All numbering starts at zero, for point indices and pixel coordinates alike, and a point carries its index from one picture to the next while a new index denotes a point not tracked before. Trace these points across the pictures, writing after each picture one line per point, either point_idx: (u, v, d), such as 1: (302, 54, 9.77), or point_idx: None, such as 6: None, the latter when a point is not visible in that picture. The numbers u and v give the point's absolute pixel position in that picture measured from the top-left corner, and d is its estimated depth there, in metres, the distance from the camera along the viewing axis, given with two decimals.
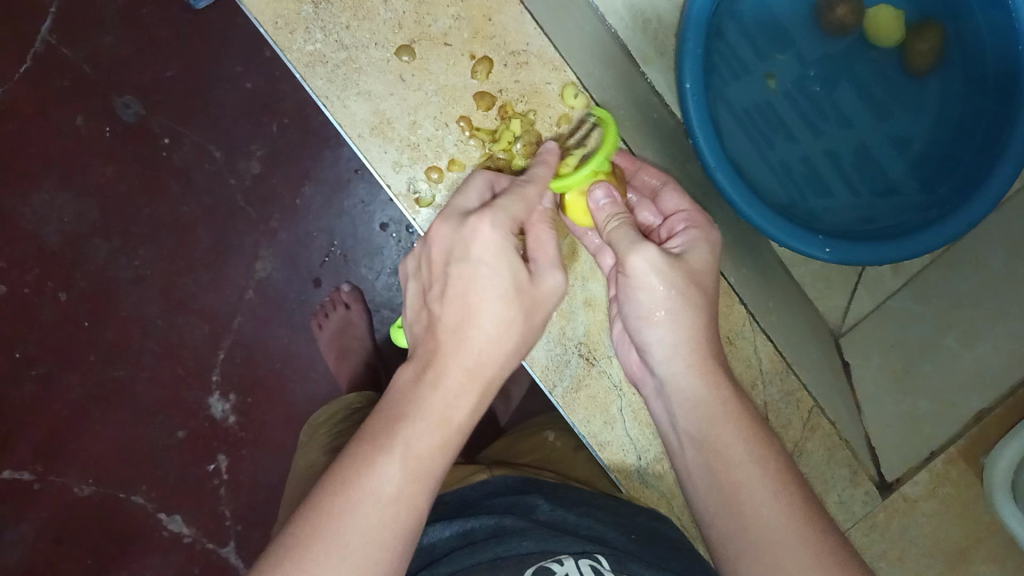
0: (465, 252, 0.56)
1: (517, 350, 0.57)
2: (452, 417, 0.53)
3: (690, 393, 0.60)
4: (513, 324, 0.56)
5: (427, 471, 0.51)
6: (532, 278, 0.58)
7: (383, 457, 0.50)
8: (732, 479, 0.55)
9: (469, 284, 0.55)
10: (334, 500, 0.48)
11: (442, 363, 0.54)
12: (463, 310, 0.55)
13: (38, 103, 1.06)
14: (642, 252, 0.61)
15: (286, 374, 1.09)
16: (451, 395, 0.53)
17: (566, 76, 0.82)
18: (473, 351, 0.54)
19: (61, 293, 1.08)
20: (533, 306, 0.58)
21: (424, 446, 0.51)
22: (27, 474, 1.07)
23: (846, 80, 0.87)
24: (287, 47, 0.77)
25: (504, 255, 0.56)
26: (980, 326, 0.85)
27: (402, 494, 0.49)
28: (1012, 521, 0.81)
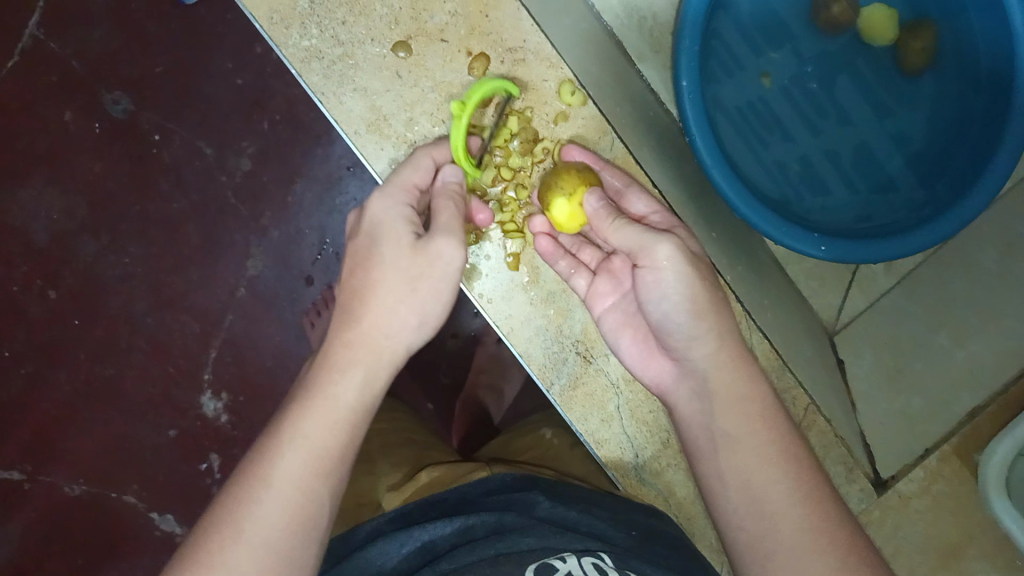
0: (355, 239, 0.64)
1: (402, 330, 0.62)
2: (338, 393, 0.59)
3: (725, 392, 0.62)
4: (396, 313, 0.62)
5: (320, 444, 0.56)
6: (414, 244, 0.63)
7: (275, 439, 0.56)
8: (761, 481, 0.59)
9: (357, 269, 0.63)
10: (241, 478, 0.55)
11: (328, 348, 0.61)
12: (351, 300, 0.62)
13: (25, 98, 1.04)
14: (664, 244, 0.62)
15: (277, 372, 1.08)
16: (340, 376, 0.59)
17: (563, 73, 0.81)
18: (353, 335, 0.61)
19: (49, 291, 1.06)
20: (420, 273, 0.62)
21: (314, 424, 0.57)
22: (16, 473, 1.06)
23: (841, 79, 0.88)
24: (283, 43, 0.77)
25: (386, 233, 0.63)
26: (972, 323, 0.87)
27: (296, 473, 0.55)
28: (1005, 518, 0.81)
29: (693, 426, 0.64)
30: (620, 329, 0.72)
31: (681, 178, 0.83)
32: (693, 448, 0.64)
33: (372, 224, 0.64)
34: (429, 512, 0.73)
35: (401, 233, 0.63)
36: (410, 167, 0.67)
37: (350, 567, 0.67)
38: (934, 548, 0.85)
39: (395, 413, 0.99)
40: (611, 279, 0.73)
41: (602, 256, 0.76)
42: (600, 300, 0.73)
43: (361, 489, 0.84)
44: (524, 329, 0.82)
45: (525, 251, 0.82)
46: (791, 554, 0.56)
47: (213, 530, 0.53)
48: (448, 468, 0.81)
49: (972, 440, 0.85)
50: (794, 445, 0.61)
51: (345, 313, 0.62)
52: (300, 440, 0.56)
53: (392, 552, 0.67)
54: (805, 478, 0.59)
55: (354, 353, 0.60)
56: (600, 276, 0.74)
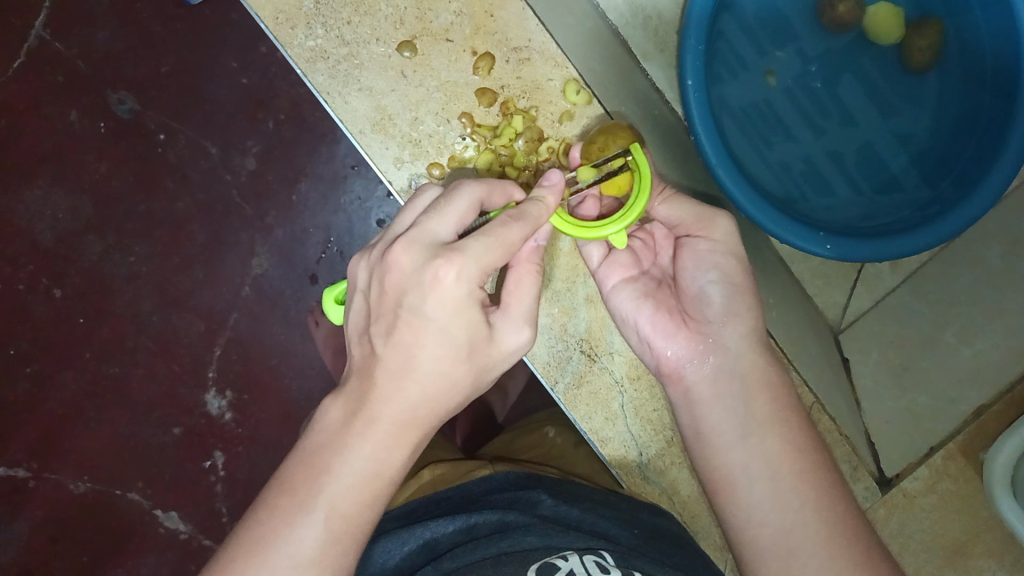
0: (420, 309, 0.52)
1: (450, 410, 0.57)
2: (378, 474, 0.53)
3: (753, 374, 0.63)
4: (451, 395, 0.56)
5: (351, 528, 0.52)
6: (489, 337, 0.56)
7: (301, 515, 0.51)
8: (790, 467, 0.59)
9: (415, 344, 0.53)
10: (257, 546, 0.51)
11: (373, 415, 0.53)
12: (402, 372, 0.53)
13: (30, 97, 1.05)
14: (722, 220, 0.65)
15: (281, 370, 1.08)
16: (382, 456, 0.53)
17: (568, 72, 0.81)
18: (402, 413, 0.54)
19: (55, 289, 1.07)
20: (484, 366, 0.56)
21: (348, 506, 0.52)
22: (22, 471, 1.07)
23: (846, 78, 0.88)
24: (288, 43, 0.77)
25: (464, 321, 0.53)
26: (979, 322, 0.86)
27: (325, 556, 0.51)
28: (1012, 517, 0.80)
29: (707, 408, 0.63)
30: (637, 305, 0.67)
31: (688, 178, 0.84)
32: (715, 429, 0.62)
33: (448, 306, 0.52)
34: (432, 509, 0.73)
35: (479, 324, 0.54)
36: (498, 244, 0.53)
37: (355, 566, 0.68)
38: (939, 547, 0.85)
39: None
40: (633, 254, 0.69)
41: None
42: (618, 273, 0.69)
43: None
44: None
45: None
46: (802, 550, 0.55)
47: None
48: (450, 466, 0.81)
49: (978, 438, 0.85)
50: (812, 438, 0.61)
51: (394, 379, 0.53)
52: (331, 522, 0.52)
53: (395, 550, 0.68)
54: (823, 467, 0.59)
55: (400, 431, 0.54)
56: (619, 249, 0.69)
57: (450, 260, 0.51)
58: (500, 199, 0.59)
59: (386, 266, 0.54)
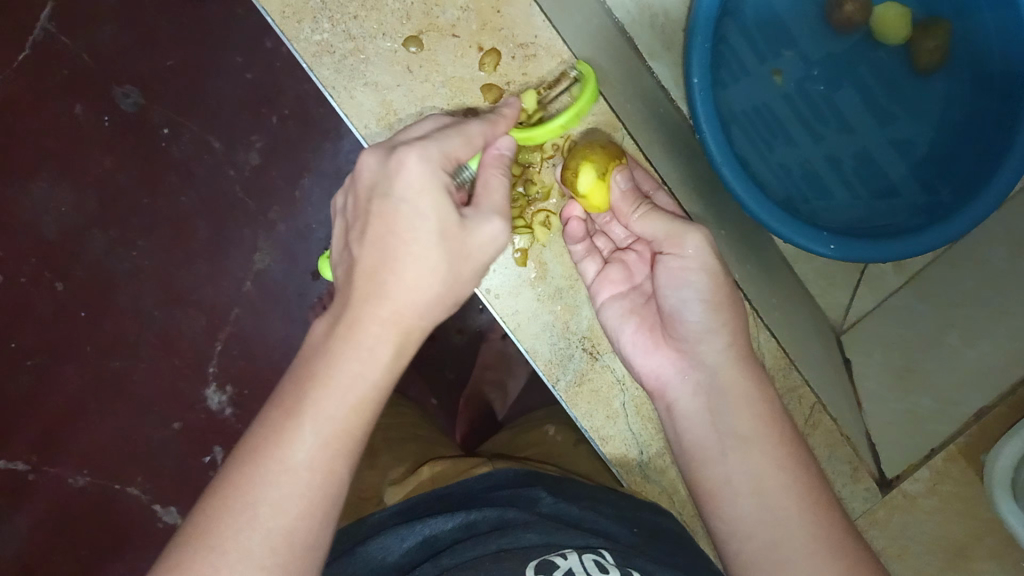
0: (389, 197, 0.53)
1: (434, 306, 0.54)
2: (366, 373, 0.50)
3: (734, 389, 0.62)
4: (430, 286, 0.53)
5: (344, 431, 0.49)
6: (461, 223, 0.55)
7: (290, 422, 0.48)
8: (774, 481, 0.58)
9: (386, 234, 0.53)
10: (246, 462, 0.47)
11: (354, 317, 0.51)
12: (379, 263, 0.52)
13: (35, 91, 1.05)
14: (693, 236, 0.64)
15: (283, 367, 1.08)
16: (367, 352, 0.51)
17: (574, 70, 0.81)
18: (382, 303, 0.52)
19: (58, 283, 1.07)
20: (460, 252, 0.55)
21: (339, 409, 0.49)
22: (22, 464, 1.07)
23: (848, 81, 0.88)
24: (294, 38, 0.77)
25: (432, 203, 0.53)
26: (982, 325, 0.84)
27: (319, 459, 0.48)
28: (1012, 519, 0.81)
29: (695, 425, 0.64)
30: (624, 318, 0.72)
31: (689, 173, 0.83)
32: (699, 441, 0.63)
33: (414, 190, 0.53)
34: (432, 506, 0.73)
35: (450, 210, 0.54)
36: (461, 137, 0.57)
37: (353, 561, 0.67)
38: (940, 550, 0.85)
39: (400, 407, 0.99)
40: (623, 269, 0.73)
41: (615, 245, 0.76)
42: (610, 287, 0.74)
43: (366, 482, 0.84)
44: (531, 324, 0.82)
45: (531, 248, 0.82)
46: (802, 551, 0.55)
47: (215, 525, 0.45)
48: (450, 463, 0.81)
49: (980, 441, 0.86)
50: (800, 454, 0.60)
51: (370, 273, 0.52)
52: (321, 425, 0.48)
53: (394, 546, 0.68)
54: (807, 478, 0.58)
55: (384, 324, 0.52)
56: (612, 264, 0.74)
57: (414, 147, 0.53)
58: (503, 127, 0.62)
59: (355, 174, 0.56)
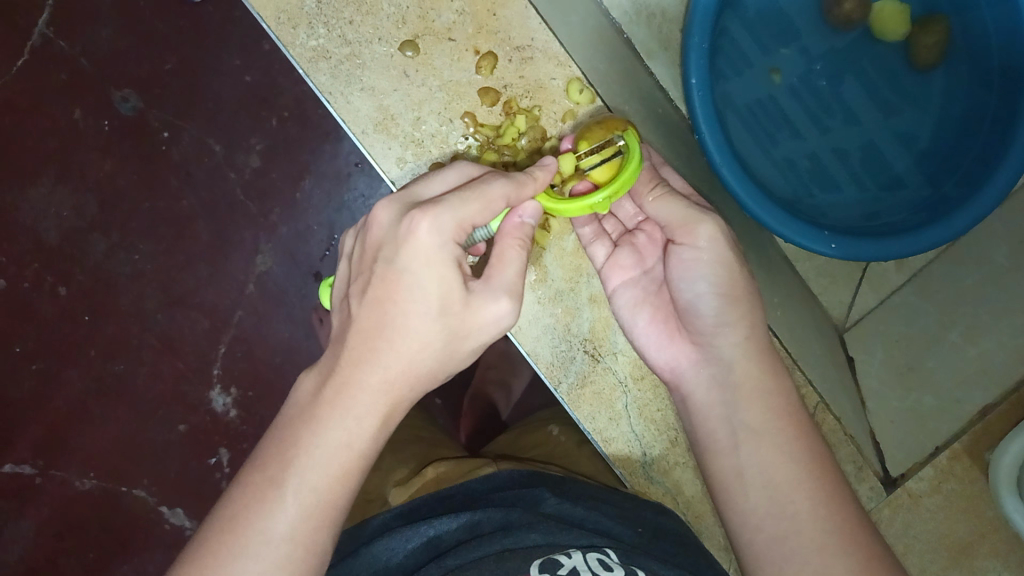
0: (393, 263, 0.53)
1: (425, 378, 0.56)
2: (349, 445, 0.53)
3: (747, 383, 0.62)
4: (424, 362, 0.55)
5: (324, 504, 0.52)
6: (463, 300, 0.55)
7: (272, 492, 0.51)
8: (784, 476, 0.58)
9: (387, 301, 0.53)
10: (231, 528, 0.51)
11: (344, 383, 0.53)
12: (376, 331, 0.53)
13: (34, 96, 1.05)
14: (705, 225, 0.63)
15: (286, 369, 1.08)
16: (352, 426, 0.53)
17: (571, 72, 0.81)
18: (374, 377, 0.53)
19: (60, 288, 1.07)
20: (458, 330, 0.55)
21: (320, 481, 0.52)
22: (28, 468, 1.07)
23: (851, 75, 0.87)
24: (290, 43, 0.77)
25: (437, 278, 0.53)
26: (983, 321, 0.86)
27: (297, 532, 0.51)
28: (1017, 516, 0.80)
29: (709, 418, 0.64)
30: (635, 308, 0.71)
31: (690, 173, 0.83)
32: (710, 435, 0.63)
33: (420, 261, 0.53)
34: (435, 508, 0.73)
35: (454, 283, 0.54)
36: (480, 203, 0.54)
37: (358, 563, 0.67)
38: (945, 547, 0.84)
39: None
40: (634, 253, 0.71)
41: (624, 229, 0.74)
42: (620, 273, 0.72)
43: (370, 484, 0.84)
44: (532, 328, 0.82)
45: (532, 251, 0.82)
46: (811, 551, 0.55)
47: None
48: (453, 464, 0.81)
49: (983, 437, 0.85)
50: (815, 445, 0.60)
51: (366, 338, 0.54)
52: (303, 497, 0.51)
53: (398, 547, 0.67)
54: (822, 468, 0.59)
55: (371, 398, 0.54)
56: (621, 249, 0.72)
57: (425, 213, 0.52)
58: (530, 191, 0.58)
59: (368, 226, 0.55)
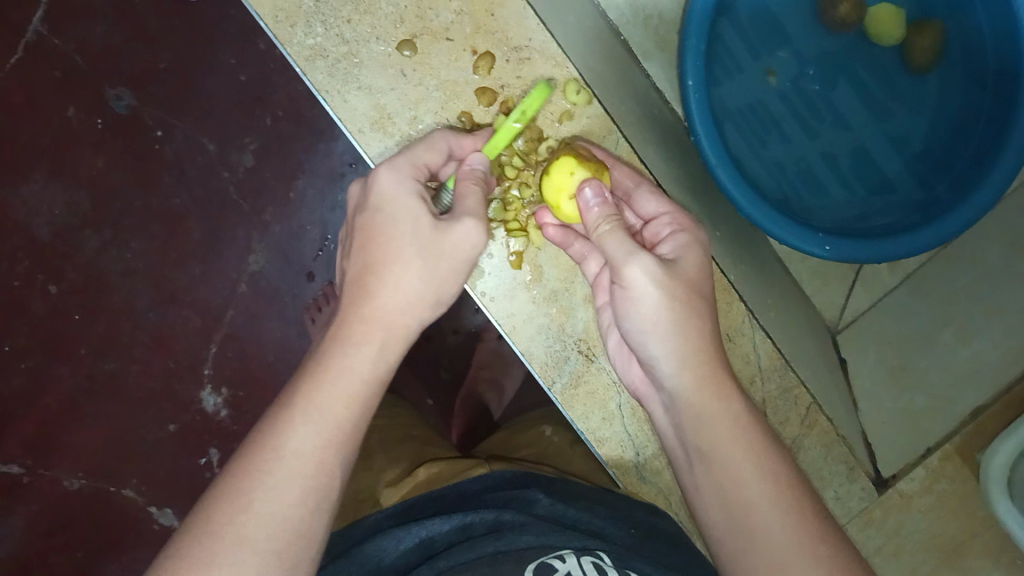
0: (366, 209, 0.61)
1: (418, 305, 0.60)
2: (354, 368, 0.56)
3: (693, 408, 0.61)
4: (411, 287, 0.60)
5: (336, 420, 0.53)
6: (434, 223, 0.61)
7: (287, 412, 0.53)
8: (739, 495, 0.57)
9: (362, 244, 0.61)
10: (248, 455, 0.51)
11: (340, 320, 0.59)
12: (363, 272, 0.60)
13: (26, 92, 1.04)
14: (638, 262, 0.62)
15: (278, 368, 1.08)
16: (353, 352, 0.56)
17: (567, 72, 0.81)
18: (369, 310, 0.59)
19: (50, 285, 1.06)
20: (438, 253, 0.61)
21: (331, 399, 0.54)
22: (16, 468, 1.06)
23: (844, 81, 0.89)
24: (287, 41, 0.77)
25: (405, 208, 0.61)
26: (977, 322, 0.86)
27: (312, 447, 0.52)
28: (1009, 518, 0.81)
29: (669, 436, 0.65)
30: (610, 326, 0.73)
31: (685, 175, 0.83)
32: (673, 454, 0.65)
33: (387, 201, 0.61)
34: (429, 507, 0.73)
35: (421, 211, 0.61)
36: (427, 147, 0.66)
37: (349, 563, 0.67)
38: (935, 548, 0.85)
39: (396, 408, 0.99)
40: None
41: None
42: (604, 292, 0.74)
43: (362, 484, 0.84)
44: (526, 327, 0.82)
45: (527, 251, 0.82)
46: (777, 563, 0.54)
47: (216, 509, 0.49)
48: (445, 464, 0.82)
49: (974, 439, 0.86)
50: (772, 459, 0.59)
51: (358, 287, 0.60)
52: (316, 413, 0.53)
53: (390, 547, 0.67)
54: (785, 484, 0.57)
55: (364, 326, 0.58)
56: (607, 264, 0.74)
57: (389, 165, 0.63)
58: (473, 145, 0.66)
59: (346, 206, 0.66)
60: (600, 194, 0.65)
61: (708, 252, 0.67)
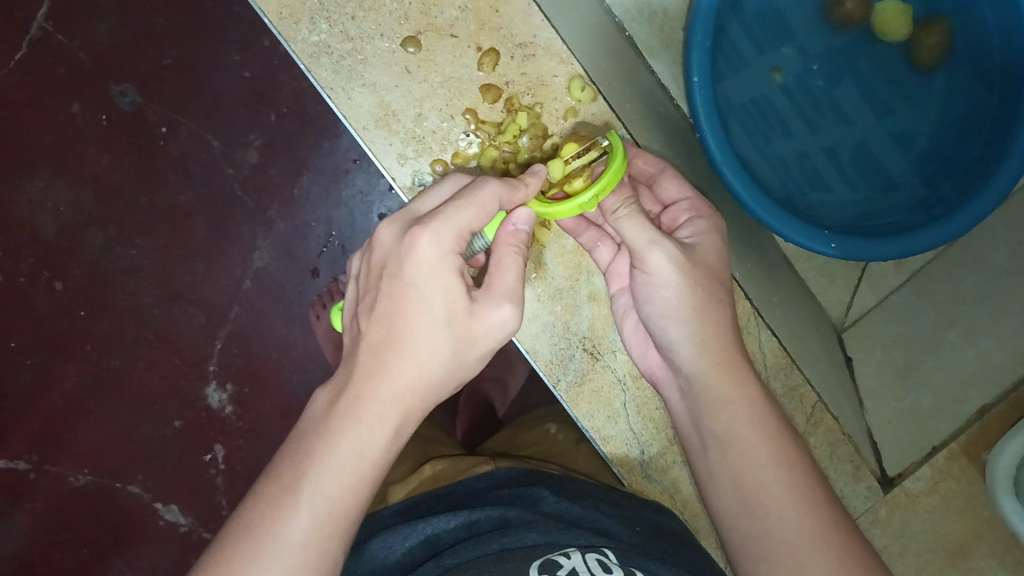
0: (398, 278, 0.55)
1: (436, 388, 0.57)
2: (364, 456, 0.54)
3: (710, 393, 0.61)
4: (432, 370, 0.56)
5: (339, 511, 0.52)
6: (467, 306, 0.56)
7: (290, 500, 0.51)
8: (754, 479, 0.58)
9: (390, 315, 0.55)
10: (248, 536, 0.51)
11: (357, 395, 0.55)
12: (385, 345, 0.55)
13: (32, 89, 1.04)
14: (659, 250, 0.61)
15: (283, 365, 1.08)
16: (365, 435, 0.54)
17: (573, 69, 0.81)
18: (386, 390, 0.55)
19: (56, 282, 1.06)
20: (465, 334, 0.57)
21: (337, 490, 0.52)
22: (23, 463, 1.07)
23: (849, 76, 0.87)
24: (291, 38, 0.76)
25: (440, 288, 0.55)
26: (983, 322, 0.86)
27: (310, 539, 0.51)
28: (1014, 518, 0.81)
29: (683, 420, 0.66)
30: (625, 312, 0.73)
31: (691, 173, 0.83)
32: (687, 439, 0.65)
33: (423, 271, 0.54)
34: (433, 505, 0.73)
35: (457, 292, 0.56)
36: (474, 208, 0.55)
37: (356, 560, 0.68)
38: (942, 548, 0.85)
39: None
40: None
41: None
42: (618, 279, 0.75)
43: None
44: (532, 325, 0.82)
45: (532, 248, 0.82)
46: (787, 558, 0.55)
47: None
48: (451, 461, 0.81)
49: (980, 439, 0.86)
50: (787, 447, 0.59)
51: (378, 359, 0.55)
52: (321, 505, 0.52)
53: (396, 545, 0.67)
54: (796, 476, 0.58)
55: (383, 409, 0.55)
56: (622, 255, 0.74)
57: (426, 227, 0.54)
58: (522, 196, 0.59)
59: (371, 244, 0.58)
60: (615, 180, 0.62)
61: (726, 237, 0.67)
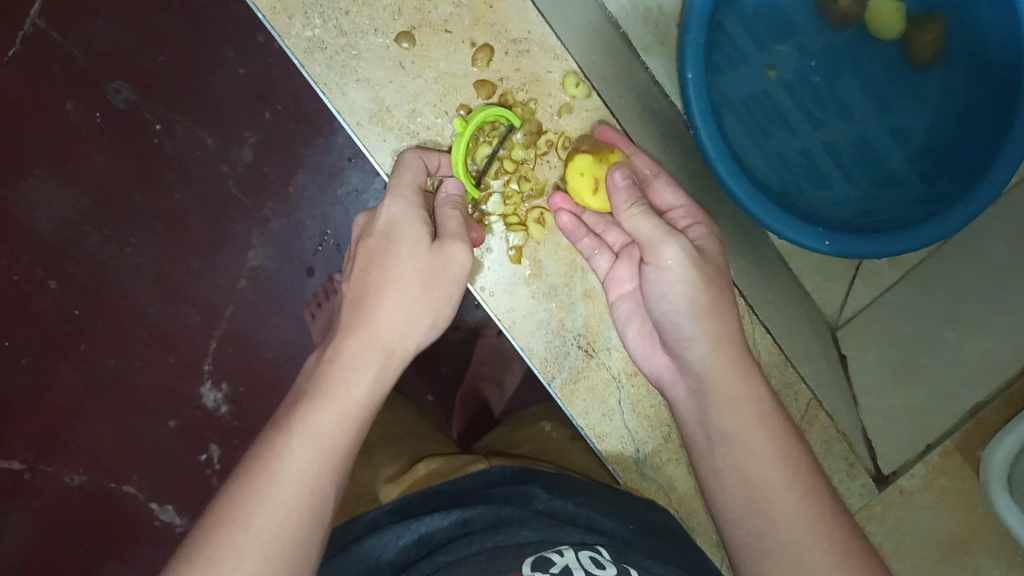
0: (369, 236, 0.62)
1: (416, 330, 0.61)
2: (350, 393, 0.57)
3: (720, 390, 0.61)
4: (409, 312, 0.61)
5: (330, 446, 0.55)
6: (430, 247, 0.61)
7: (283, 437, 0.54)
8: (750, 480, 0.58)
9: (364, 269, 0.61)
10: (244, 480, 0.53)
11: (340, 341, 0.59)
12: (363, 294, 0.60)
13: (27, 87, 1.04)
14: (672, 244, 0.61)
15: (278, 364, 1.08)
16: (351, 374, 0.58)
17: (567, 65, 0.81)
18: (367, 332, 0.59)
19: (51, 281, 1.06)
20: (435, 275, 0.61)
21: (328, 425, 0.55)
22: (18, 463, 1.06)
23: (847, 73, 0.88)
24: (285, 34, 0.76)
25: (403, 236, 0.61)
26: (981, 317, 0.86)
27: (305, 471, 0.53)
28: (1008, 514, 0.81)
29: (690, 422, 0.65)
30: (628, 317, 0.72)
31: (686, 170, 0.83)
32: (693, 439, 0.64)
33: (387, 222, 0.61)
34: (428, 503, 0.73)
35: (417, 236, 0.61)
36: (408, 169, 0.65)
37: (349, 560, 0.67)
38: (936, 545, 0.85)
39: (396, 403, 0.98)
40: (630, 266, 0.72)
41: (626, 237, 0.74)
42: (618, 286, 0.73)
43: (361, 480, 0.84)
44: (526, 322, 0.82)
45: (527, 245, 0.81)
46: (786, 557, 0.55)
47: (215, 534, 0.50)
48: (445, 460, 0.81)
49: (975, 436, 0.86)
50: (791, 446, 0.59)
51: (357, 310, 0.60)
52: (312, 439, 0.54)
53: (389, 544, 0.67)
54: (796, 471, 0.58)
55: (365, 351, 0.59)
56: (621, 261, 0.73)
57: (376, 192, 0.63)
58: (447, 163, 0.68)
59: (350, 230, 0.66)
60: (628, 177, 0.66)
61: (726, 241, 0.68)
